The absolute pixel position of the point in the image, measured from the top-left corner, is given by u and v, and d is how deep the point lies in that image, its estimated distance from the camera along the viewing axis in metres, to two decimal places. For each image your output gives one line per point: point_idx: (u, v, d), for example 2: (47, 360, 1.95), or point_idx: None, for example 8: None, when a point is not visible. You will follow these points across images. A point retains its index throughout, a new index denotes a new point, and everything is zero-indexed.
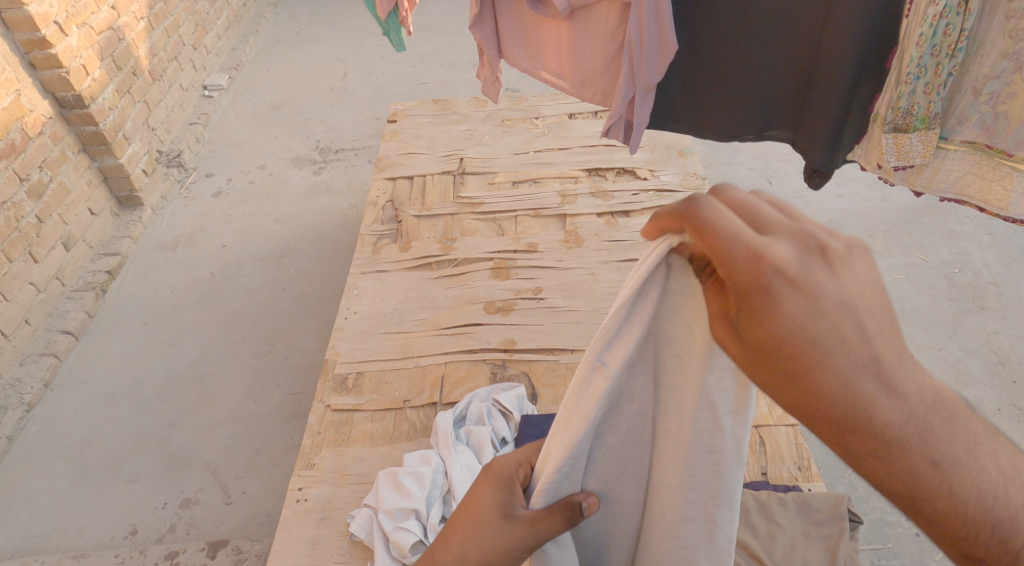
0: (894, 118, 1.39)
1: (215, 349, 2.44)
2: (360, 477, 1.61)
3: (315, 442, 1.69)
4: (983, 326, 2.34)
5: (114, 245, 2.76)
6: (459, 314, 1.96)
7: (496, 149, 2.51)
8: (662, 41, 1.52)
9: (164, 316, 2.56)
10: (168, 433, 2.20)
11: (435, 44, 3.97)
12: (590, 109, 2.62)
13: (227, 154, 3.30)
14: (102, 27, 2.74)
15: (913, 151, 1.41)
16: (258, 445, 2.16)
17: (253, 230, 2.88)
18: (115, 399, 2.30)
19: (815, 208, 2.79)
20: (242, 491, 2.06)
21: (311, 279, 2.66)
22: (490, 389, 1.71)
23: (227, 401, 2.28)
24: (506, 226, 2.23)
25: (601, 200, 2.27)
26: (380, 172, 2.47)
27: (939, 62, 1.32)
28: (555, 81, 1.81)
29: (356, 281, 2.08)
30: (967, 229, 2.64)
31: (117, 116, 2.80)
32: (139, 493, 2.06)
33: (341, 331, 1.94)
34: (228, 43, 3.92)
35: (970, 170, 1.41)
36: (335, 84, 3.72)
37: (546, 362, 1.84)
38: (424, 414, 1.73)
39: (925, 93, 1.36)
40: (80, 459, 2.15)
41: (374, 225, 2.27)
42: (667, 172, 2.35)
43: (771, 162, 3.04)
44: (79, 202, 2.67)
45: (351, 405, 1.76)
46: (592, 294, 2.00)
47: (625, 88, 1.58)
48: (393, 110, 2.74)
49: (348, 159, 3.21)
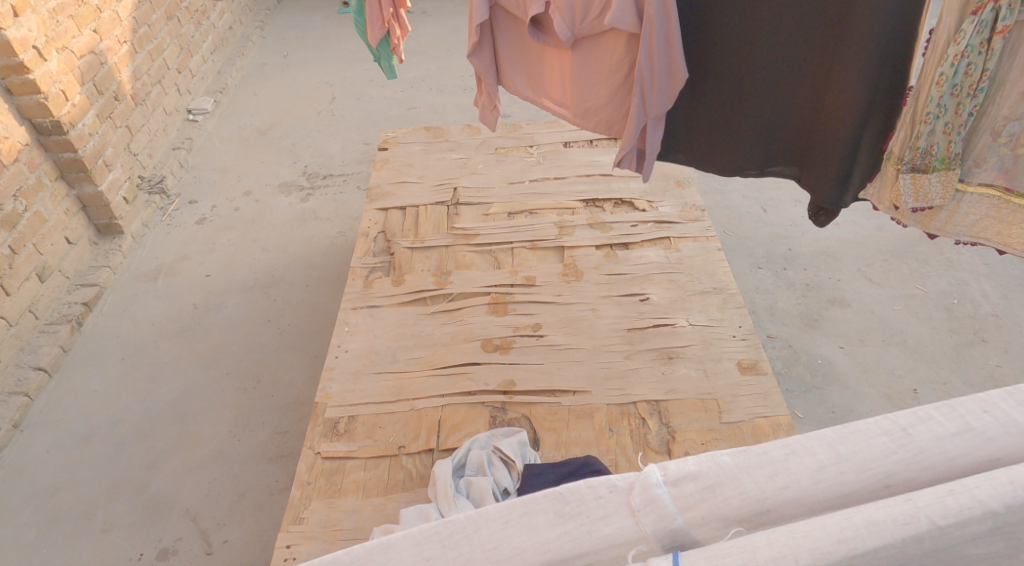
0: (911, 158, 1.33)
1: (196, 386, 2.33)
2: (353, 532, 1.51)
3: (304, 493, 1.59)
4: (985, 359, 2.28)
5: (92, 276, 2.65)
6: (455, 352, 1.88)
7: (491, 178, 2.44)
8: (672, 71, 1.47)
9: (143, 350, 2.45)
10: (146, 477, 2.09)
11: (424, 69, 3.91)
12: (586, 137, 2.56)
13: (212, 180, 3.20)
14: (83, 51, 2.65)
15: (932, 192, 1.35)
16: (242, 489, 2.05)
17: (237, 259, 2.78)
18: (89, 440, 2.19)
19: (812, 237, 2.74)
20: (224, 540, 1.94)
21: (298, 311, 2.57)
22: (490, 435, 1.62)
23: (209, 442, 2.18)
24: (502, 259, 2.15)
25: (599, 232, 2.20)
26: (371, 202, 2.38)
27: (961, 102, 1.26)
28: (556, 110, 1.76)
29: (348, 317, 2.00)
30: (963, 259, 2.58)
31: (97, 142, 2.70)
32: (114, 543, 1.95)
33: (331, 371, 1.85)
34: (213, 66, 3.84)
35: (988, 214, 1.35)
36: (323, 108, 3.64)
37: (548, 405, 1.75)
38: (420, 462, 1.65)
39: (945, 133, 1.29)
40: (50, 506, 2.03)
41: (365, 258, 2.19)
42: (665, 203, 2.28)
43: (766, 190, 2.99)
44: (56, 232, 2.57)
45: (342, 452, 1.67)
46: (593, 330, 1.92)
47: (636, 119, 1.53)
48: (384, 137, 2.66)
49: (337, 185, 3.13)
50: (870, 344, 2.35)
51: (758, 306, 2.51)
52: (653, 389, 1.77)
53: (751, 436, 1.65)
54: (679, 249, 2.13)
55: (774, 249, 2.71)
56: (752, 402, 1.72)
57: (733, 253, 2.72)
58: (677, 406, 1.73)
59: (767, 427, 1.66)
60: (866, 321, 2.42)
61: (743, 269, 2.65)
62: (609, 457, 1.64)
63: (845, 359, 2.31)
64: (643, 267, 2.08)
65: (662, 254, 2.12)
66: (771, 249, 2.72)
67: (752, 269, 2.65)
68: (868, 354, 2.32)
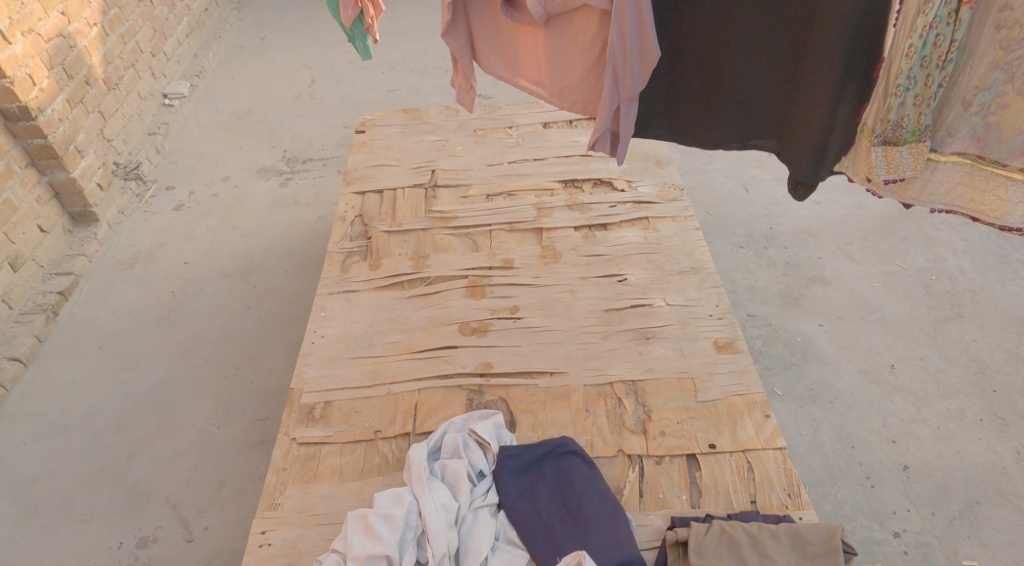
0: (883, 130, 1.32)
1: (176, 375, 2.32)
2: (328, 517, 1.53)
3: (279, 479, 1.60)
4: (962, 334, 2.29)
5: (67, 264, 2.62)
6: (433, 336, 1.87)
7: (469, 160, 2.42)
8: (644, 50, 1.45)
9: (121, 339, 2.43)
10: (125, 466, 2.10)
11: (405, 51, 3.87)
12: (566, 117, 2.53)
13: (189, 166, 3.16)
14: (51, 34, 2.60)
15: (904, 164, 1.34)
16: (223, 476, 2.07)
17: (216, 246, 2.76)
18: (67, 430, 2.18)
19: (792, 216, 2.74)
20: (205, 527, 1.97)
21: (278, 297, 2.55)
22: (466, 418, 1.60)
23: (189, 430, 2.17)
24: (481, 242, 2.14)
25: (578, 213, 2.18)
26: (348, 185, 2.36)
27: (930, 74, 1.26)
28: (531, 89, 1.74)
29: (324, 302, 1.98)
30: (942, 235, 2.59)
31: (68, 128, 2.66)
32: (93, 533, 1.96)
33: (308, 357, 1.85)
34: (190, 49, 3.78)
35: (961, 181, 1.34)
36: (302, 92, 3.60)
37: (525, 387, 1.75)
38: (397, 446, 1.65)
39: (916, 105, 1.29)
40: (28, 498, 2.04)
41: (342, 242, 2.17)
42: (644, 182, 2.27)
43: (748, 168, 2.98)
44: (28, 220, 2.54)
45: (318, 438, 1.67)
46: (571, 312, 1.91)
47: (609, 99, 1.50)
48: (361, 120, 2.63)
49: (316, 170, 3.10)
50: (849, 321, 2.36)
51: (738, 285, 2.51)
52: (629, 369, 1.77)
53: (726, 414, 1.66)
54: (658, 229, 2.12)
55: (755, 228, 2.71)
56: (728, 380, 1.73)
57: (714, 233, 2.71)
58: (653, 385, 1.73)
59: (742, 405, 1.68)
60: (845, 299, 2.43)
61: (723, 248, 2.65)
62: (585, 438, 1.64)
63: (824, 337, 2.32)
64: (622, 248, 2.07)
65: (641, 234, 2.10)
66: (752, 228, 2.71)
67: (733, 248, 2.64)
68: (846, 332, 2.33)
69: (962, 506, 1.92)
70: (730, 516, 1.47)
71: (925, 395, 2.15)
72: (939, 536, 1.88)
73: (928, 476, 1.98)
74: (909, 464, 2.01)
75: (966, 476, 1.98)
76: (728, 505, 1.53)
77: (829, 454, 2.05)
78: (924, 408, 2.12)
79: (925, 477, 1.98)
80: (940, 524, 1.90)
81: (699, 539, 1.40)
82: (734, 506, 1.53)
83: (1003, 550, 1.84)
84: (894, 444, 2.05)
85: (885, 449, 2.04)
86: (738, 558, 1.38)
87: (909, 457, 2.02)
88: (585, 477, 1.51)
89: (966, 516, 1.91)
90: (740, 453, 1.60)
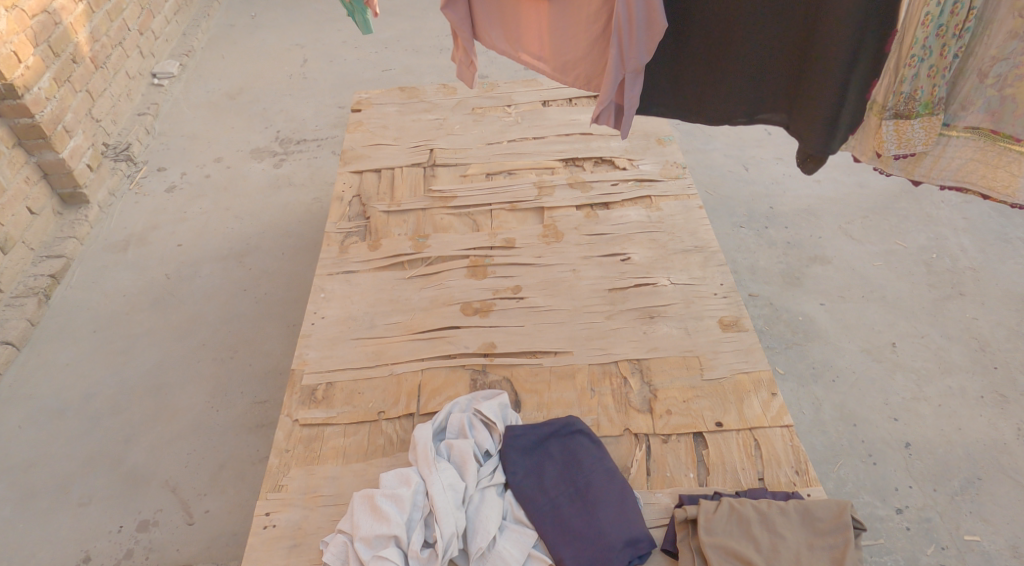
0: (895, 104, 1.30)
1: (172, 358, 2.29)
2: (333, 498, 1.51)
3: (282, 461, 1.58)
4: (963, 312, 2.28)
5: (58, 247, 2.58)
6: (434, 317, 1.85)
7: (468, 139, 2.38)
8: (650, 21, 1.43)
9: (115, 322, 2.40)
10: (122, 450, 2.07)
11: (399, 29, 3.81)
12: (565, 96, 2.50)
13: (181, 146, 3.11)
14: (35, 10, 2.54)
15: (915, 139, 1.32)
16: (222, 459, 2.04)
17: (210, 228, 2.72)
18: (62, 414, 2.15)
19: (793, 195, 2.72)
20: (206, 510, 1.95)
21: (274, 279, 2.51)
22: (471, 398, 1.59)
23: (187, 413, 2.15)
24: (481, 221, 2.11)
25: (580, 192, 2.15)
26: (345, 164, 2.32)
27: (946, 44, 1.24)
28: (534, 64, 1.70)
29: (323, 283, 1.95)
30: (943, 213, 2.57)
31: (56, 107, 2.61)
32: (91, 517, 1.94)
33: (308, 339, 1.82)
34: (178, 28, 3.71)
35: (974, 157, 1.32)
36: (294, 71, 3.54)
37: (529, 366, 1.73)
38: (401, 427, 1.63)
39: (930, 77, 1.27)
40: (24, 482, 2.01)
41: (340, 222, 2.13)
42: (646, 161, 2.24)
43: (748, 147, 2.95)
44: (17, 202, 2.49)
45: (321, 419, 1.65)
46: (574, 291, 1.89)
47: (614, 72, 1.47)
48: (357, 99, 2.58)
49: (311, 150, 3.05)
50: (850, 300, 2.35)
51: (739, 264, 2.49)
52: (634, 348, 1.75)
53: (732, 393, 1.65)
54: (661, 207, 2.10)
55: (756, 207, 2.69)
56: (734, 358, 1.71)
57: (714, 212, 2.69)
58: (659, 363, 1.72)
59: (748, 383, 1.66)
60: (847, 278, 2.41)
61: (724, 228, 2.62)
62: (591, 417, 1.63)
63: (825, 316, 2.31)
64: (624, 227, 2.04)
65: (643, 213, 2.08)
66: (752, 208, 2.69)
67: (734, 228, 2.62)
68: (848, 310, 2.32)
69: (963, 482, 1.92)
70: (739, 494, 1.47)
71: (926, 373, 2.14)
72: (941, 512, 1.87)
73: (930, 453, 1.98)
74: (911, 441, 2.01)
75: (967, 452, 1.98)
76: (735, 483, 1.52)
77: (831, 432, 2.04)
78: (925, 386, 2.12)
79: (927, 454, 1.98)
80: (943, 500, 1.89)
81: (708, 516, 1.39)
82: (741, 484, 1.52)
83: (1004, 525, 1.84)
84: (896, 421, 2.05)
85: (887, 427, 2.04)
86: (748, 535, 1.37)
87: (911, 435, 2.02)
88: (592, 456, 1.50)
89: (968, 492, 1.91)
90: (747, 431, 1.59)
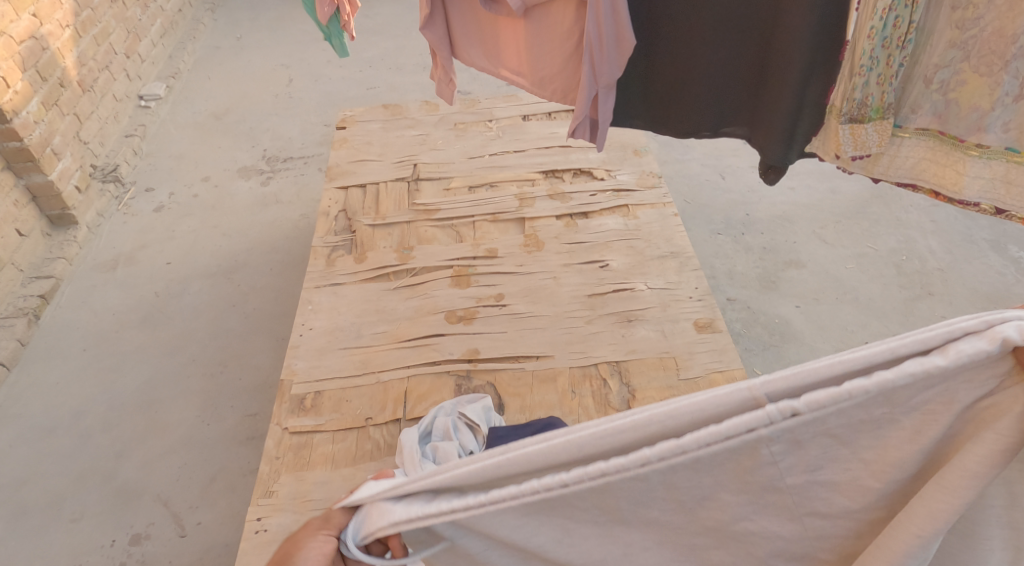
0: (849, 109, 1.37)
1: (162, 374, 2.32)
2: (322, 502, 1.56)
3: (273, 468, 1.63)
4: (932, 311, 2.36)
5: (47, 267, 2.61)
6: (420, 325, 1.90)
7: (451, 153, 2.44)
8: (620, 38, 1.49)
9: (105, 340, 2.43)
10: (114, 465, 2.10)
11: (382, 48, 3.89)
12: (545, 110, 2.57)
13: (168, 167, 3.16)
14: (23, 36, 2.59)
15: (869, 141, 1.39)
16: (213, 472, 2.08)
17: (198, 246, 2.76)
18: (53, 432, 2.18)
19: (768, 202, 2.80)
20: (198, 522, 1.98)
21: (263, 295, 2.56)
22: (456, 403, 1.64)
23: (179, 427, 2.19)
24: (464, 233, 2.17)
25: (560, 203, 2.22)
26: (331, 180, 2.38)
27: (892, 54, 1.30)
28: (513, 79, 1.77)
29: (310, 296, 2.00)
30: (912, 217, 2.66)
31: (44, 130, 2.65)
32: (84, 532, 1.97)
33: (296, 349, 1.87)
34: (164, 50, 3.76)
35: (925, 156, 1.39)
36: (280, 91, 3.60)
37: (512, 371, 1.79)
38: (388, 432, 1.68)
39: (879, 84, 1.33)
40: (17, 499, 2.04)
41: (327, 236, 2.19)
42: (623, 171, 2.31)
43: (724, 157, 3.03)
44: (6, 224, 2.53)
45: (310, 427, 1.69)
46: (555, 298, 1.95)
47: (587, 87, 1.54)
48: (342, 116, 2.65)
49: (298, 168, 3.11)
50: (825, 302, 2.42)
51: (717, 270, 2.56)
52: (613, 350, 1.81)
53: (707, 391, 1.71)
54: (638, 216, 2.16)
55: (733, 214, 2.77)
56: (709, 359, 1.77)
57: (692, 220, 2.76)
58: (637, 365, 1.77)
59: (722, 381, 1.72)
60: (821, 280, 2.49)
61: (702, 235, 2.70)
62: (572, 418, 1.68)
63: (801, 318, 2.38)
64: (603, 235, 2.11)
65: (621, 221, 2.14)
66: (729, 215, 2.77)
67: (711, 234, 2.70)
68: (823, 312, 2.39)
69: None
70: None
71: None
72: None
73: None
74: None
75: None
76: None
77: None
78: None
79: None
80: None
81: None
82: None
83: None
84: None
85: None
86: None
87: None
88: None
89: None
90: None
